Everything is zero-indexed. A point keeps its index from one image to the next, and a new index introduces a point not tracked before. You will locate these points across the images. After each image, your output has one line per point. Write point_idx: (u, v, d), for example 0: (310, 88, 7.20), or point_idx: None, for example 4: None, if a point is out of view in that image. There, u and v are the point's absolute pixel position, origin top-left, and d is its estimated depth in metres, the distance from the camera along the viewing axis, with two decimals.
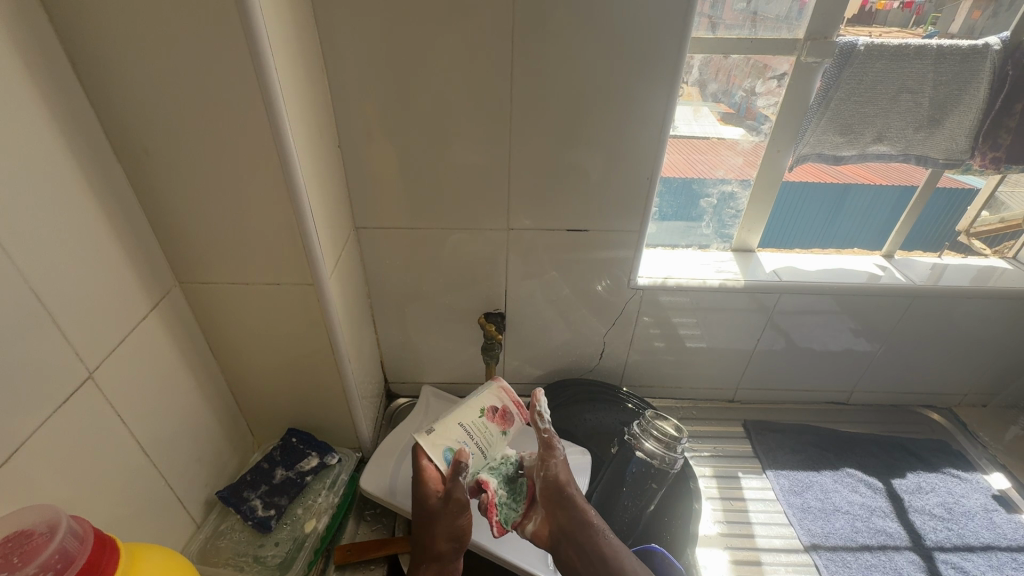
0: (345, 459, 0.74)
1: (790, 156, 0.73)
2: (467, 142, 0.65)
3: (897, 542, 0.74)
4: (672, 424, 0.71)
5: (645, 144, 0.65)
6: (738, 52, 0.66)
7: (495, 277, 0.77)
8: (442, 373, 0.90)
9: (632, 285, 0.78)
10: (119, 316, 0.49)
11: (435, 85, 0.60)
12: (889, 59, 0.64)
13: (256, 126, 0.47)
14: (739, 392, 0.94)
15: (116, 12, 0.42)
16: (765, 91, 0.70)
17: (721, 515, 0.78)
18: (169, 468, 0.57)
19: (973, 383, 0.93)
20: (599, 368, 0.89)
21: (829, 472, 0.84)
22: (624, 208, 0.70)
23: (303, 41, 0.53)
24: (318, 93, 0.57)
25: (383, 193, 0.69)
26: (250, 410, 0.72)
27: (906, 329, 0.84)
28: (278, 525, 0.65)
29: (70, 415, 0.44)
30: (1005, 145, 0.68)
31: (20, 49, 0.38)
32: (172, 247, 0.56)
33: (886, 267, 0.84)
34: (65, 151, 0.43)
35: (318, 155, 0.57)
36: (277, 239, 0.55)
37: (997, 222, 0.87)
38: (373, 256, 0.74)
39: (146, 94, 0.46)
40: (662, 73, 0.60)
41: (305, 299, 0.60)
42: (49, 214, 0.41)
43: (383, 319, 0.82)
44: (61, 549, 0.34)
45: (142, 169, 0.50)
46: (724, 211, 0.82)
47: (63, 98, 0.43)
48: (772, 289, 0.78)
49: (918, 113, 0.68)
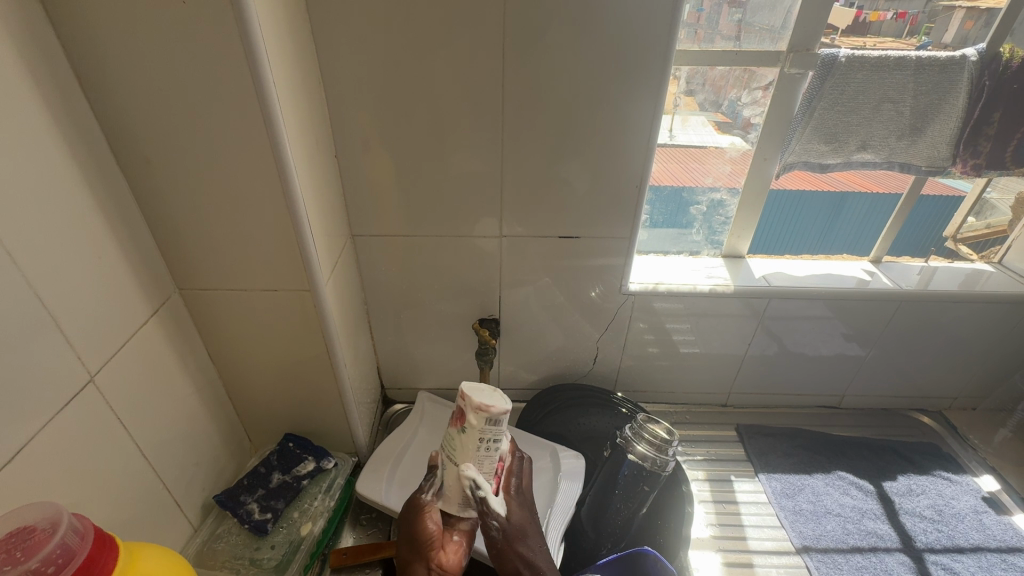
0: (341, 463, 0.75)
1: (776, 164, 0.75)
2: (460, 152, 0.66)
3: (888, 544, 0.75)
4: (663, 428, 0.72)
5: (634, 153, 0.67)
6: (724, 64, 0.68)
7: (490, 284, 0.79)
8: (438, 379, 0.91)
9: (623, 291, 0.79)
10: (120, 321, 0.51)
11: (428, 97, 0.62)
12: (869, 70, 0.66)
13: (254, 139, 0.49)
14: (732, 396, 0.95)
15: (122, 30, 0.44)
16: (752, 101, 0.72)
17: (713, 518, 0.78)
18: (167, 471, 0.58)
19: (962, 386, 0.94)
20: (592, 374, 0.91)
21: (821, 475, 0.84)
22: (614, 216, 0.72)
23: (301, 56, 0.55)
24: (315, 104, 0.59)
25: (379, 201, 0.70)
26: (247, 415, 0.73)
27: (895, 334, 0.86)
28: (274, 529, 0.65)
29: (73, 417, 0.46)
30: (985, 152, 0.70)
31: (28, 67, 0.40)
32: (171, 253, 0.57)
33: (873, 272, 0.85)
34: (70, 163, 0.44)
35: (314, 165, 0.59)
36: (274, 246, 0.56)
37: (982, 228, 0.89)
38: (369, 263, 0.76)
39: (149, 106, 0.47)
40: (648, 85, 0.62)
41: (302, 305, 0.61)
42: (54, 222, 0.43)
43: (380, 326, 0.83)
44: (63, 544, 0.35)
45: (144, 179, 0.51)
46: (714, 218, 0.84)
47: (68, 112, 0.44)
48: (762, 293, 0.80)
49: (901, 122, 0.70)
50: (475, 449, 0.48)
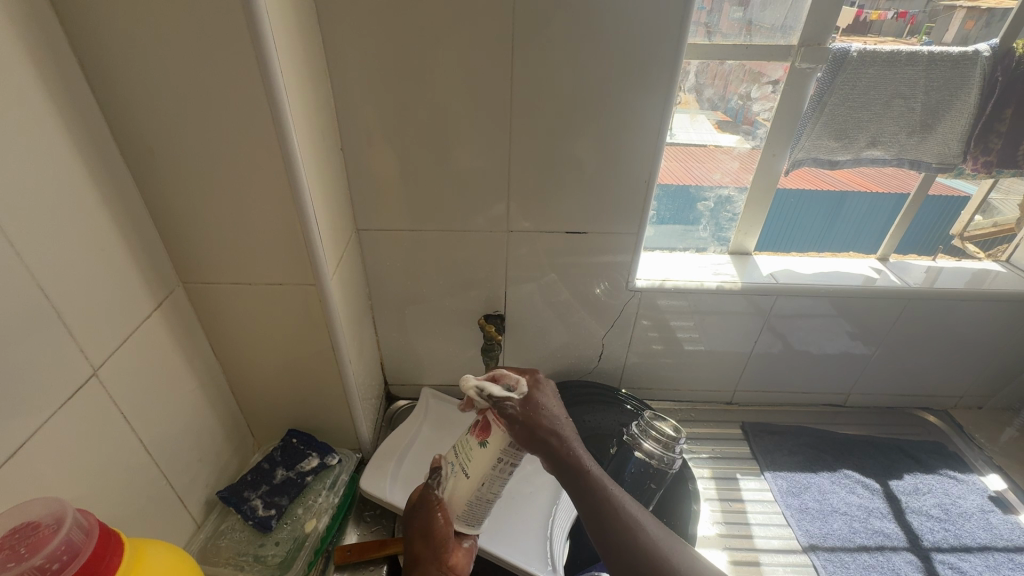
0: (345, 460, 0.74)
1: (785, 160, 0.75)
2: (467, 146, 0.66)
3: (895, 543, 0.74)
4: (670, 424, 0.71)
5: (642, 146, 0.66)
6: (734, 58, 0.67)
7: (496, 279, 0.78)
8: (442, 375, 0.91)
9: (630, 287, 0.78)
10: (124, 315, 0.50)
11: (435, 90, 0.61)
12: (881, 65, 0.66)
13: (260, 130, 0.48)
14: (737, 394, 0.95)
15: (126, 15, 0.42)
16: (761, 96, 0.71)
17: (719, 516, 0.78)
18: (170, 467, 0.57)
19: (968, 385, 0.94)
20: (597, 371, 0.90)
21: (827, 474, 0.84)
22: (622, 211, 0.71)
23: (307, 46, 0.54)
24: (321, 95, 0.58)
25: (384, 195, 0.70)
26: (250, 411, 0.72)
27: (902, 332, 0.85)
28: (278, 525, 0.65)
29: (75, 412, 0.45)
30: (996, 149, 0.70)
31: (30, 52, 0.39)
32: (175, 246, 0.56)
33: (881, 271, 0.84)
34: (73, 152, 0.44)
35: (320, 157, 0.58)
36: (280, 240, 0.56)
37: (989, 226, 0.89)
38: (374, 258, 0.75)
39: (152, 95, 0.46)
40: (659, 78, 0.61)
41: (308, 299, 0.61)
42: (57, 212, 0.42)
43: (384, 322, 0.83)
44: (67, 541, 0.35)
45: (148, 170, 0.51)
46: (721, 214, 0.83)
47: (71, 100, 0.43)
48: (769, 290, 0.79)
49: (911, 118, 0.69)
50: (490, 466, 0.50)
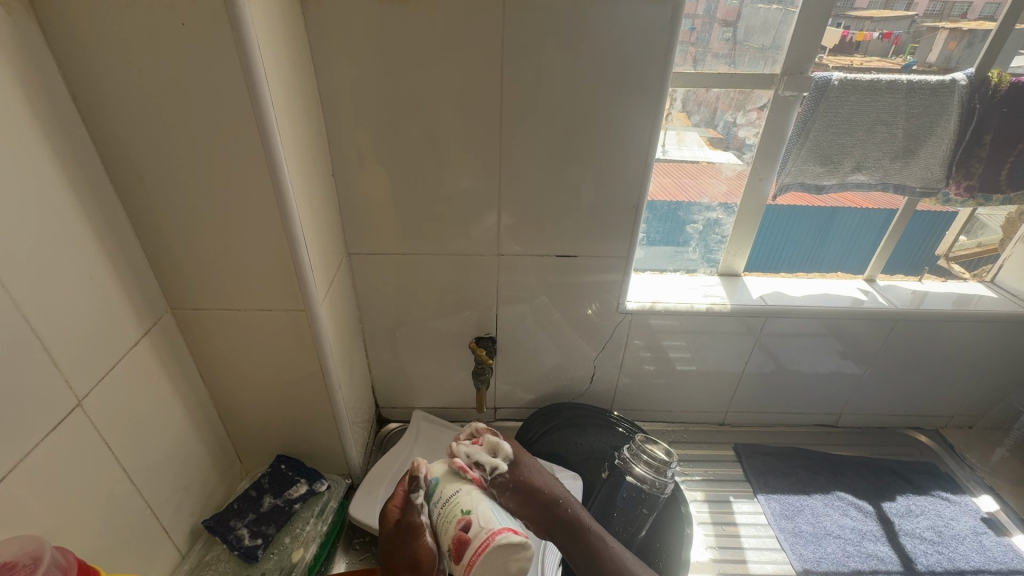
0: (334, 486, 0.73)
1: (772, 183, 0.76)
2: (459, 171, 0.66)
3: (889, 566, 0.74)
4: (662, 448, 0.70)
5: (630, 170, 0.67)
6: (718, 86, 0.69)
7: (487, 300, 0.78)
8: (433, 398, 0.90)
9: (621, 309, 0.79)
10: (110, 343, 0.50)
11: (427, 116, 0.62)
12: (862, 92, 0.67)
13: (250, 160, 0.49)
14: (729, 415, 0.95)
15: (117, 48, 0.43)
16: (746, 122, 0.72)
17: (713, 540, 0.77)
18: (155, 495, 0.56)
19: (958, 404, 0.94)
20: (589, 393, 0.90)
21: (820, 495, 0.84)
22: (612, 235, 0.72)
23: (298, 76, 0.55)
24: (312, 123, 0.59)
25: (375, 220, 0.70)
26: (237, 437, 0.71)
27: (890, 352, 0.86)
28: (264, 555, 0.64)
29: (59, 444, 0.44)
30: (978, 174, 0.72)
31: (21, 86, 0.40)
32: (163, 273, 0.56)
33: (869, 292, 0.86)
34: (62, 183, 0.44)
35: (310, 185, 0.58)
36: (269, 267, 0.56)
37: (975, 246, 0.91)
38: (365, 281, 0.75)
39: (140, 125, 0.47)
40: (644, 105, 0.62)
41: (299, 325, 0.60)
42: (42, 244, 0.42)
43: (374, 344, 0.82)
44: None
45: (137, 199, 0.51)
46: (710, 237, 0.84)
47: (62, 132, 0.44)
48: (759, 311, 0.80)
49: (894, 144, 0.71)
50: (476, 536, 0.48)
